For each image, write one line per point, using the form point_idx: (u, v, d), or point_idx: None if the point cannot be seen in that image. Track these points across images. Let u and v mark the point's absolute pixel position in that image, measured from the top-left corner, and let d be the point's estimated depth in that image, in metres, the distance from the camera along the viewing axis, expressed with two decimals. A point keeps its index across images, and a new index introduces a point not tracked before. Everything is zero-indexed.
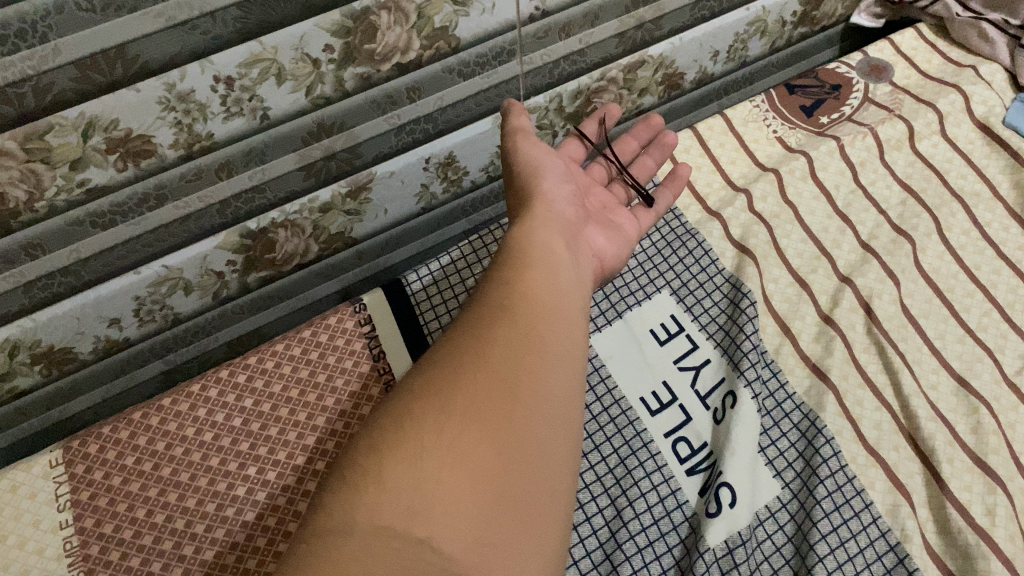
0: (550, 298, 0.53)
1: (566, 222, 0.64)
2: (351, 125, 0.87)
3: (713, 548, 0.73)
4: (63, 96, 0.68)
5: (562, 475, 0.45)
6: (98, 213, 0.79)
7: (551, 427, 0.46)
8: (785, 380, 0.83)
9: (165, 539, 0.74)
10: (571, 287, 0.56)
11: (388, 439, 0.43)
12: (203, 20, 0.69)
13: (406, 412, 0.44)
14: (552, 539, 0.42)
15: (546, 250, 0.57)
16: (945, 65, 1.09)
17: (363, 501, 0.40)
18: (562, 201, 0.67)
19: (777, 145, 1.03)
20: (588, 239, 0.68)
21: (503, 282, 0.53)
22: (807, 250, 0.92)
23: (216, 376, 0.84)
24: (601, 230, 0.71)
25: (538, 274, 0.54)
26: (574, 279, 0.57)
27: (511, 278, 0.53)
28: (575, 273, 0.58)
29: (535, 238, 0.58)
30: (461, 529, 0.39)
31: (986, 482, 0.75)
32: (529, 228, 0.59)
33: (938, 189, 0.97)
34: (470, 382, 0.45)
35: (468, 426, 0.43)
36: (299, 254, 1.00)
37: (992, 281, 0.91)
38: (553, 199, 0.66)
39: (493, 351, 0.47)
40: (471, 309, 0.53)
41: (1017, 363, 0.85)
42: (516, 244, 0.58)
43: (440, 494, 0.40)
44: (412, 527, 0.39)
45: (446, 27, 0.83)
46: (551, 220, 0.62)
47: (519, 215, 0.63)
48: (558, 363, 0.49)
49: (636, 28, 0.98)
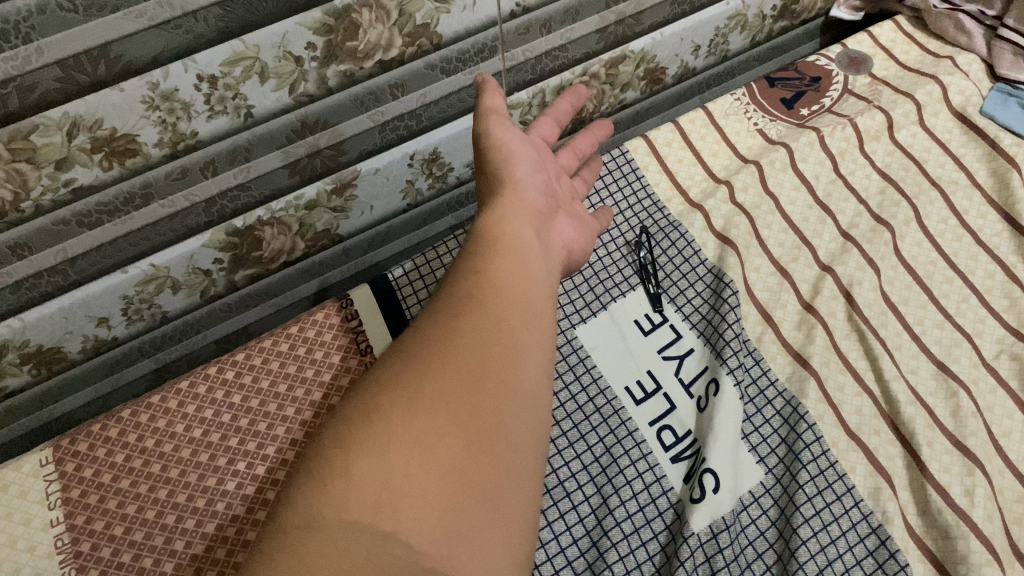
0: (518, 287, 0.53)
1: (537, 212, 0.64)
2: (335, 123, 0.88)
3: (698, 533, 0.74)
4: (47, 97, 0.69)
5: (531, 464, 0.45)
6: (84, 213, 0.80)
7: (520, 416, 0.46)
8: (767, 366, 0.84)
9: (156, 534, 0.75)
10: (538, 277, 0.56)
11: (356, 431, 0.43)
12: (185, 20, 0.70)
13: (377, 402, 0.44)
14: (521, 525, 0.43)
15: (517, 240, 0.57)
16: (923, 56, 1.11)
17: (331, 496, 0.40)
18: (534, 190, 0.67)
19: (758, 137, 1.04)
20: (557, 230, 0.68)
21: (475, 271, 0.53)
22: (789, 240, 0.93)
23: (205, 372, 0.85)
24: (570, 221, 0.72)
25: (508, 265, 0.54)
26: (543, 268, 0.58)
27: (482, 268, 0.54)
28: (545, 263, 0.59)
29: (505, 228, 0.58)
30: (429, 520, 0.40)
31: (965, 464, 0.77)
32: (500, 218, 0.59)
33: (916, 177, 0.98)
34: (440, 371, 0.45)
35: (436, 417, 0.43)
36: (286, 252, 1.00)
37: (970, 267, 0.92)
38: (525, 188, 0.66)
39: (462, 339, 0.48)
40: (441, 297, 0.53)
41: (995, 347, 0.87)
42: (486, 234, 0.58)
43: (408, 486, 0.40)
44: (381, 521, 0.39)
45: (428, 24, 0.83)
46: (522, 210, 0.62)
47: (489, 203, 0.63)
48: (526, 351, 0.49)
49: (616, 24, 0.99)
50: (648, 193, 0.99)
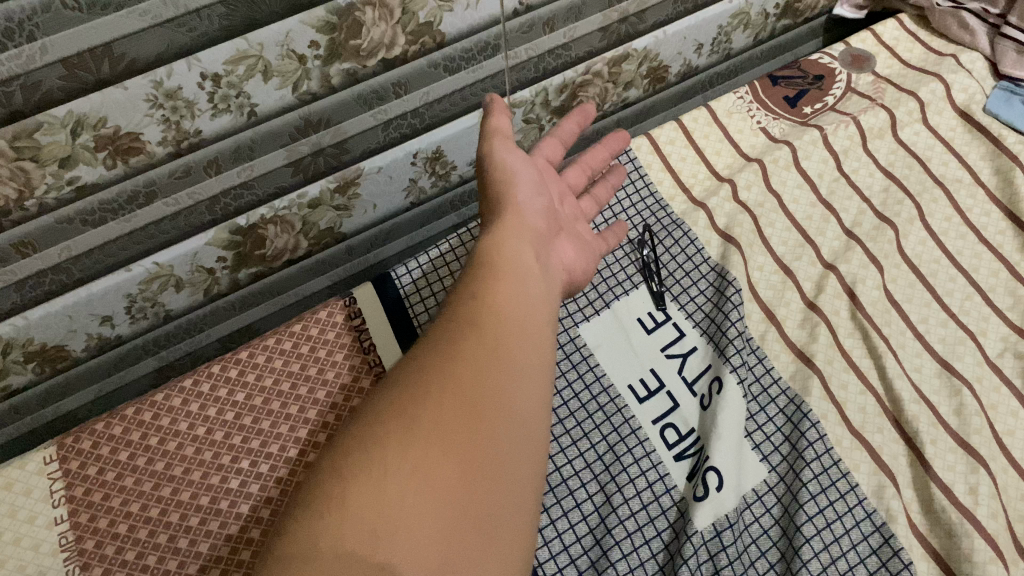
0: (517, 311, 0.53)
1: (538, 232, 0.64)
2: (338, 121, 0.88)
3: (702, 531, 0.74)
4: (50, 95, 0.69)
5: (526, 493, 0.45)
6: (88, 211, 0.80)
7: (515, 444, 0.45)
8: (771, 365, 0.84)
9: (160, 532, 0.75)
10: (538, 297, 0.56)
11: (351, 464, 0.42)
12: (189, 18, 0.70)
13: (373, 432, 0.44)
14: (516, 557, 0.42)
15: (516, 261, 0.57)
16: (926, 55, 1.11)
17: (323, 529, 0.40)
18: (535, 210, 0.67)
19: (761, 136, 1.04)
20: (558, 252, 0.68)
21: (473, 295, 0.53)
22: (792, 238, 0.93)
23: (209, 370, 0.85)
24: (570, 242, 0.71)
25: (507, 287, 0.54)
26: (543, 291, 0.57)
27: (480, 291, 0.53)
28: (545, 286, 0.58)
29: (505, 249, 0.58)
30: (424, 553, 0.39)
31: (969, 462, 0.77)
32: (501, 239, 0.59)
33: (920, 176, 0.98)
34: (435, 400, 0.45)
35: (431, 448, 0.42)
36: (289, 250, 1.01)
37: (974, 266, 0.92)
38: (526, 208, 0.66)
39: (460, 365, 0.47)
40: (439, 322, 0.52)
41: (999, 345, 0.87)
42: (486, 256, 0.57)
43: (401, 518, 0.40)
44: (374, 554, 0.38)
45: (431, 22, 0.84)
46: (523, 231, 0.62)
47: (490, 225, 0.63)
48: (522, 380, 0.49)
49: (619, 22, 0.99)
50: (652, 191, 0.99)
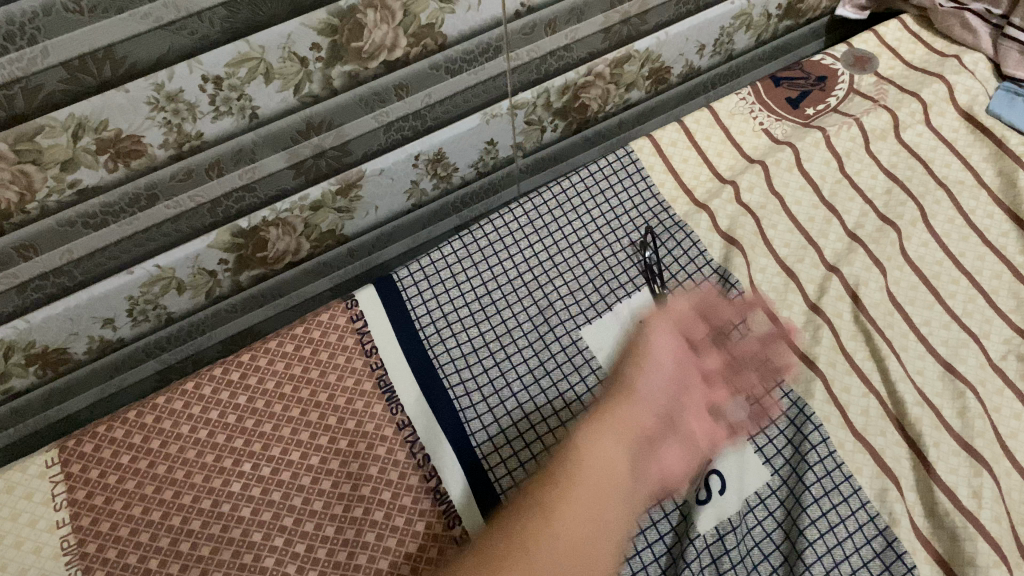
0: (564, 559, 0.64)
1: (646, 435, 0.72)
2: (339, 123, 0.88)
3: (704, 535, 0.74)
4: (52, 98, 0.69)
5: None
6: (89, 214, 0.80)
7: None
8: (773, 368, 0.84)
9: (162, 536, 0.75)
10: (592, 558, 0.65)
11: None
12: (190, 20, 0.70)
13: None
14: None
15: (597, 473, 0.69)
16: (929, 55, 1.10)
17: None
18: (643, 407, 0.74)
19: (763, 137, 1.03)
20: (660, 459, 0.73)
21: (535, 511, 0.67)
22: (794, 240, 0.93)
23: (210, 373, 0.85)
24: (680, 445, 0.75)
25: (557, 527, 0.65)
26: (616, 519, 0.68)
27: (542, 509, 0.67)
28: (621, 513, 0.68)
29: (593, 455, 0.70)
30: None
31: (972, 465, 0.76)
32: (588, 449, 0.71)
33: (922, 177, 0.98)
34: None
35: None
36: (291, 252, 1.00)
37: (977, 268, 0.92)
38: (638, 402, 0.74)
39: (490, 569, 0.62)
40: (513, 526, 0.67)
41: (1002, 348, 0.87)
42: (563, 471, 0.69)
43: None
44: None
45: (432, 24, 0.84)
46: (615, 462, 0.70)
47: (593, 415, 0.74)
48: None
49: (621, 23, 0.99)
50: (654, 192, 0.99)
